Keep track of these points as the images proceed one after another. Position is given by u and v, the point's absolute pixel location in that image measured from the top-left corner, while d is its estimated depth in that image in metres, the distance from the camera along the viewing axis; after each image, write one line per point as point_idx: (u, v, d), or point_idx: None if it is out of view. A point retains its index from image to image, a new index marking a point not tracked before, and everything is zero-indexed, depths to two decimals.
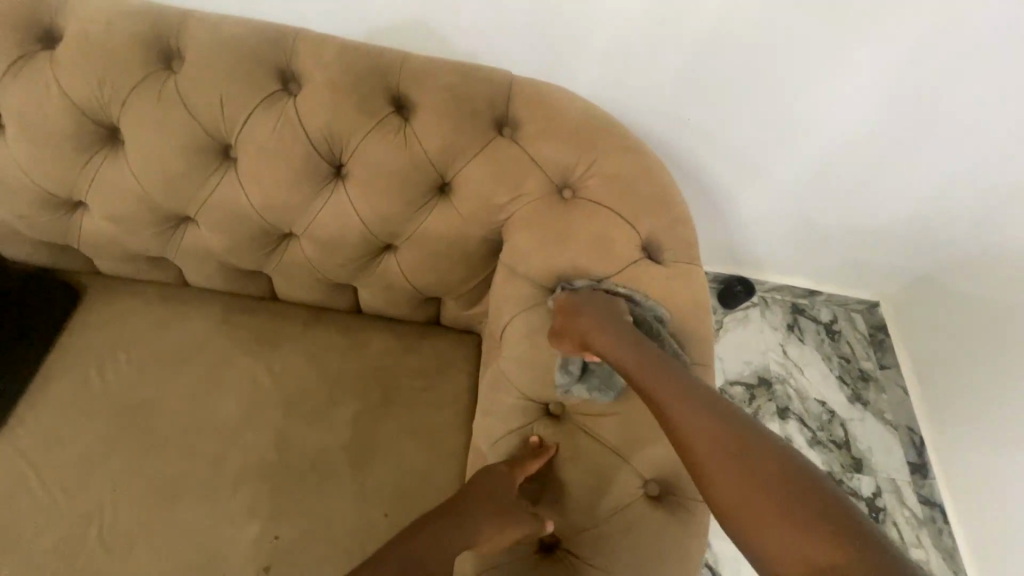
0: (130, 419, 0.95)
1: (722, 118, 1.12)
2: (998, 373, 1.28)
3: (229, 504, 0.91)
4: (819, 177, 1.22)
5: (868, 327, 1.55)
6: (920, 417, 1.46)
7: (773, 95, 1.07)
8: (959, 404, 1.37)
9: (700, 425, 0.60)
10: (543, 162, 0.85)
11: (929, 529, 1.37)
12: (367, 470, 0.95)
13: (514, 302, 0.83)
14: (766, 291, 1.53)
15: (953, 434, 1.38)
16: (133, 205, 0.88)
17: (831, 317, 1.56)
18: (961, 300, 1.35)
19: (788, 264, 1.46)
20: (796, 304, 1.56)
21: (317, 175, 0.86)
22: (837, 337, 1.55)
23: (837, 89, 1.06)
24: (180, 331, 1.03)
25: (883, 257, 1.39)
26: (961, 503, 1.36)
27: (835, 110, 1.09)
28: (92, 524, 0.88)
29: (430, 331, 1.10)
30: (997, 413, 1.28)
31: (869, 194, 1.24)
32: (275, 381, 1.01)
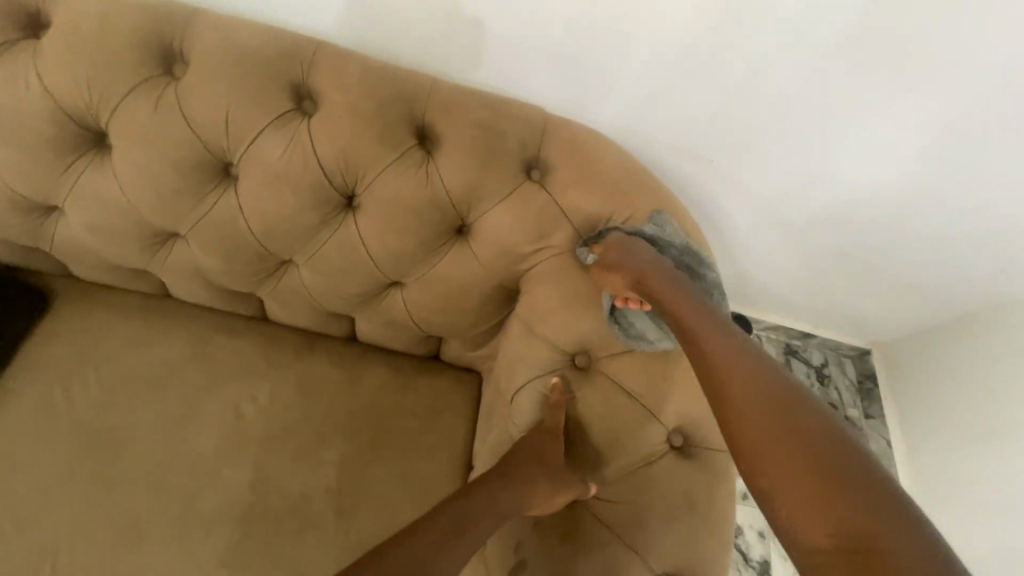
0: (96, 445, 0.87)
1: (748, 168, 1.04)
2: (989, 443, 1.21)
3: (200, 548, 0.84)
4: (840, 235, 1.16)
5: (857, 374, 1.54)
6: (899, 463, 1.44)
7: (804, 153, 1.00)
8: (941, 459, 1.33)
9: (757, 391, 0.57)
10: (573, 214, 0.79)
11: None
12: (351, 519, 0.89)
13: (531, 364, 0.77)
14: (761, 330, 1.51)
15: (929, 477, 1.36)
16: (119, 217, 0.79)
17: (822, 360, 1.55)
18: (961, 368, 1.30)
19: (789, 309, 1.44)
20: (790, 344, 1.54)
21: (326, 204, 0.78)
22: (827, 382, 1.53)
23: (879, 156, 0.98)
24: (159, 350, 0.95)
25: (886, 311, 1.36)
26: None
27: (867, 178, 1.02)
28: (44, 562, 0.80)
29: (428, 367, 1.03)
30: (981, 479, 1.22)
31: (887, 255, 1.19)
32: (259, 413, 0.94)
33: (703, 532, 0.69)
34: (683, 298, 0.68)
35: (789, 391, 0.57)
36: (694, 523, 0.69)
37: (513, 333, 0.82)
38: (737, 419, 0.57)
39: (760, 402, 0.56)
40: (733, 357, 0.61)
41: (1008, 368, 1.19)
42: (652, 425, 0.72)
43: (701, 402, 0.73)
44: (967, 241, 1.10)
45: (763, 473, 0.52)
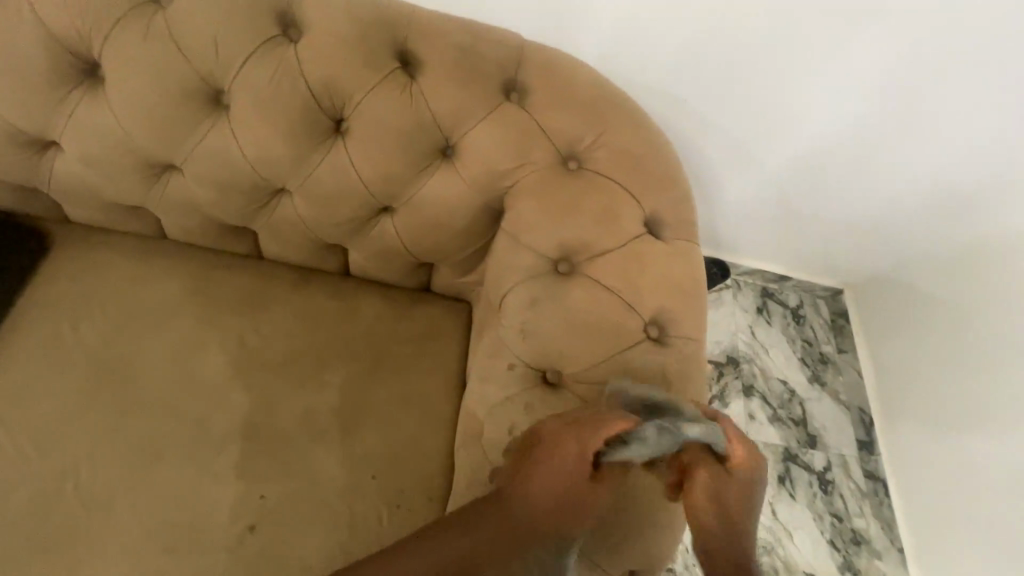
0: (106, 376, 0.91)
1: (718, 104, 1.15)
2: (959, 368, 1.34)
3: (215, 464, 0.90)
4: (806, 172, 1.28)
5: (830, 313, 1.64)
6: (873, 401, 1.56)
7: (771, 88, 1.11)
8: (927, 396, 1.41)
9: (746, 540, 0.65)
10: (551, 131, 0.84)
11: (870, 502, 1.48)
12: (356, 435, 0.95)
13: (517, 272, 0.82)
14: (739, 274, 1.60)
15: (915, 411, 1.44)
16: (116, 149, 0.82)
17: (797, 302, 1.65)
18: (926, 299, 1.41)
19: (765, 248, 1.51)
20: (766, 288, 1.64)
21: (316, 129, 0.82)
22: (802, 322, 1.64)
23: (832, 93, 1.11)
24: (159, 287, 0.99)
25: (856, 243, 1.45)
26: (907, 472, 1.45)
27: (826, 108, 1.14)
28: (68, 480, 0.85)
29: (420, 298, 1.09)
30: (956, 403, 1.34)
31: (851, 193, 1.31)
32: (261, 342, 0.99)
33: None
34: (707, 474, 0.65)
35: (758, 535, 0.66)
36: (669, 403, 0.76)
37: (498, 248, 0.86)
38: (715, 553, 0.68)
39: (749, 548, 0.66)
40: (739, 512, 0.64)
41: (972, 295, 1.31)
42: (631, 318, 0.78)
43: (672, 297, 0.80)
44: (918, 167, 1.23)
45: None
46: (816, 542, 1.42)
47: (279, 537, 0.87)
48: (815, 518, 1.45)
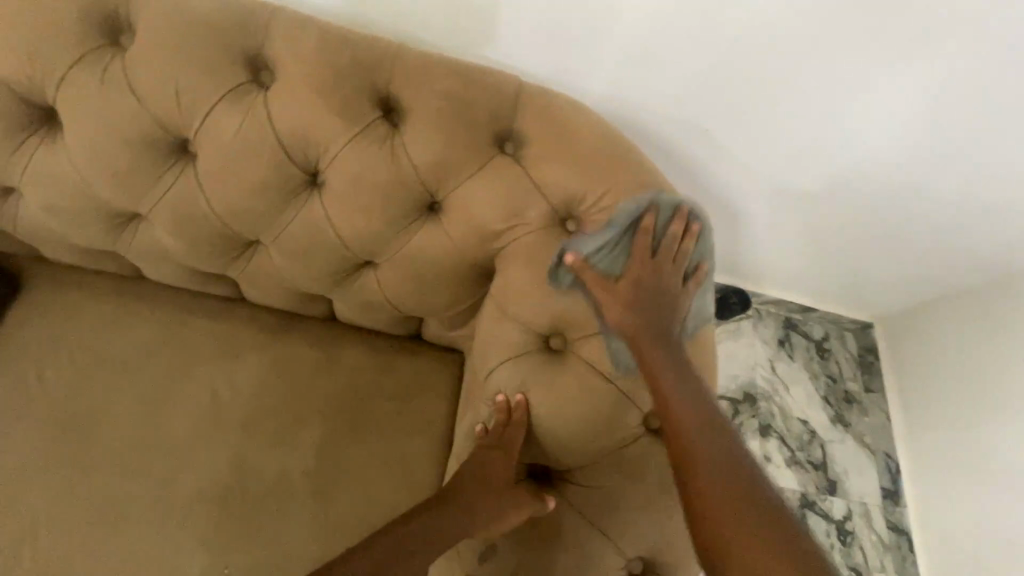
0: (68, 431, 0.86)
1: (747, 141, 1.00)
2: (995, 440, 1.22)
3: (178, 530, 0.84)
4: (839, 216, 1.15)
5: (857, 348, 1.52)
6: (899, 435, 1.45)
7: (810, 128, 0.96)
8: (954, 433, 1.31)
9: (692, 408, 0.65)
10: (547, 189, 0.76)
11: (892, 555, 1.37)
12: (330, 500, 0.89)
13: (501, 348, 0.74)
14: (760, 303, 1.47)
15: (939, 447, 1.35)
16: (77, 198, 0.77)
17: (823, 334, 1.52)
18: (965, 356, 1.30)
19: (786, 280, 1.39)
20: (789, 318, 1.51)
21: (288, 181, 0.75)
22: (827, 356, 1.51)
23: (878, 137, 0.96)
24: (132, 332, 0.93)
25: (887, 278, 1.32)
26: (926, 509, 1.37)
27: (858, 144, 0.98)
28: (21, 545, 0.80)
29: (409, 347, 1.02)
30: (990, 476, 1.23)
31: (888, 238, 1.19)
32: (235, 396, 0.92)
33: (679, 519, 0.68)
34: (648, 312, 0.70)
35: (713, 419, 0.65)
36: (667, 507, 0.67)
37: (486, 314, 0.78)
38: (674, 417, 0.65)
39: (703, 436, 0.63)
40: (665, 364, 0.67)
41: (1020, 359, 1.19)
42: (627, 409, 0.69)
43: None
44: (965, 205, 1.06)
45: (717, 544, 0.57)
46: None
47: None
48: None
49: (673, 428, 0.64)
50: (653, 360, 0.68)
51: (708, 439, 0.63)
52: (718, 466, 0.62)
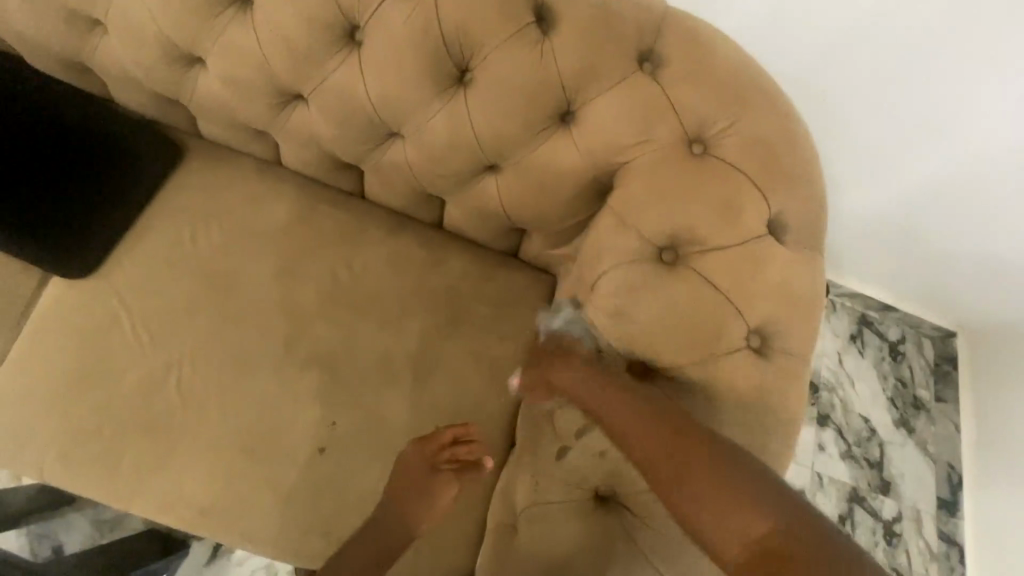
0: (215, 284, 0.98)
1: (870, 115, 1.05)
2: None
3: (297, 384, 0.94)
4: (956, 207, 1.16)
5: (934, 356, 1.63)
6: (966, 453, 1.54)
7: (939, 120, 1.01)
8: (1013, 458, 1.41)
9: (642, 430, 0.69)
10: (682, 110, 0.78)
11: (939, 564, 1.49)
12: (426, 383, 0.97)
13: (616, 255, 0.78)
14: (838, 296, 1.62)
15: (1004, 474, 1.43)
16: (253, 72, 0.86)
17: (898, 337, 1.65)
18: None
19: (875, 275, 1.45)
20: (866, 316, 1.64)
21: (441, 76, 0.81)
22: (899, 359, 1.64)
23: (1007, 137, 0.99)
24: (270, 209, 1.04)
25: (981, 291, 1.35)
26: (977, 519, 1.48)
27: (991, 137, 1.01)
28: (171, 371, 0.92)
29: (508, 262, 1.08)
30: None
31: (1000, 240, 1.18)
32: (353, 279, 1.02)
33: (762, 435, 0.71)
34: (574, 369, 0.76)
35: (665, 418, 0.69)
36: (757, 418, 0.72)
37: (603, 224, 0.82)
38: (631, 437, 0.69)
39: (665, 450, 0.67)
40: (621, 419, 0.71)
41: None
42: (732, 319, 0.72)
43: (784, 309, 0.73)
44: None
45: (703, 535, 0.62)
46: None
47: (344, 464, 0.91)
48: None
49: (637, 457, 0.69)
50: (591, 382, 0.74)
51: (699, 496, 0.63)
52: (655, 438, 0.68)
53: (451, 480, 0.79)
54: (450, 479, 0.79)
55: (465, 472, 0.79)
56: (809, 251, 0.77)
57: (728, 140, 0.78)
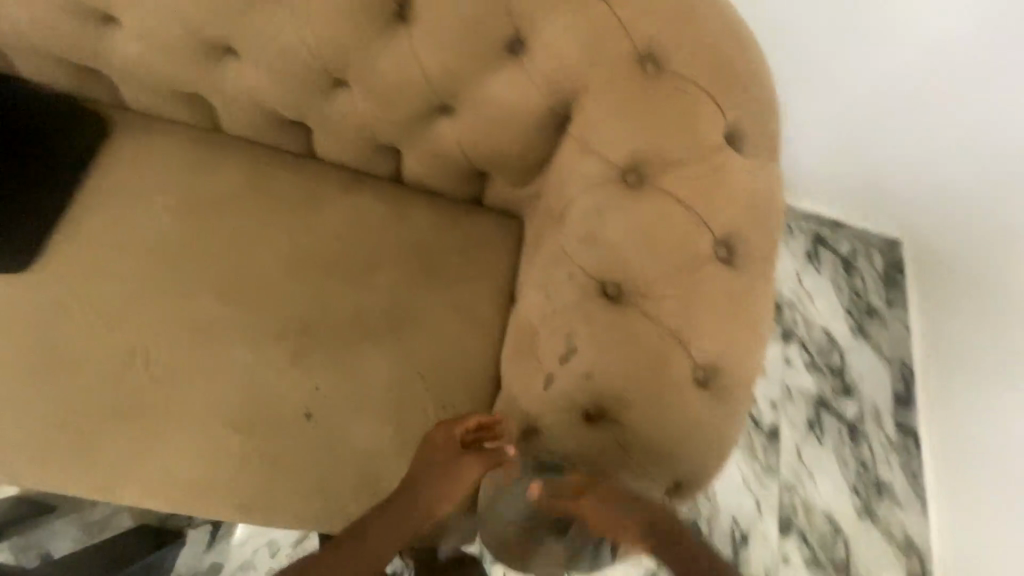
0: (169, 260, 0.94)
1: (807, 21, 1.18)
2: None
3: (272, 352, 0.92)
4: (881, 113, 1.34)
5: (885, 266, 1.72)
6: (915, 351, 1.67)
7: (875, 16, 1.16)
8: (958, 352, 1.54)
9: (627, 517, 0.68)
10: (632, 27, 0.77)
11: (899, 453, 1.60)
12: (405, 336, 0.96)
13: (581, 181, 0.79)
14: (793, 217, 1.70)
15: (951, 366, 1.56)
16: (178, 28, 0.83)
17: (851, 250, 1.73)
18: (1009, 285, 1.41)
19: (822, 190, 1.60)
20: (820, 235, 1.72)
21: (380, 14, 0.79)
22: (853, 272, 1.73)
23: (929, 28, 1.17)
24: (218, 178, 0.99)
25: (910, 196, 1.53)
26: (931, 410, 1.60)
27: (916, 31, 1.17)
28: (137, 354, 0.89)
29: (473, 209, 1.07)
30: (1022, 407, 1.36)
31: (916, 140, 1.38)
32: (315, 240, 0.99)
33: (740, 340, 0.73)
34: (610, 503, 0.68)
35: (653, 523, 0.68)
36: (736, 325, 0.72)
37: (565, 153, 0.81)
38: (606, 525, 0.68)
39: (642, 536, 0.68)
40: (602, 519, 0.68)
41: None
42: (701, 231, 0.74)
43: (747, 216, 0.75)
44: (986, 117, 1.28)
45: None
46: (839, 486, 1.56)
47: (332, 424, 0.90)
48: (840, 464, 1.58)
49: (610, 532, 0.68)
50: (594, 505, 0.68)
51: None
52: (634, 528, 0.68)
53: (475, 460, 0.70)
54: (475, 464, 0.70)
55: (488, 456, 0.70)
56: (766, 158, 0.79)
57: (681, 55, 0.77)
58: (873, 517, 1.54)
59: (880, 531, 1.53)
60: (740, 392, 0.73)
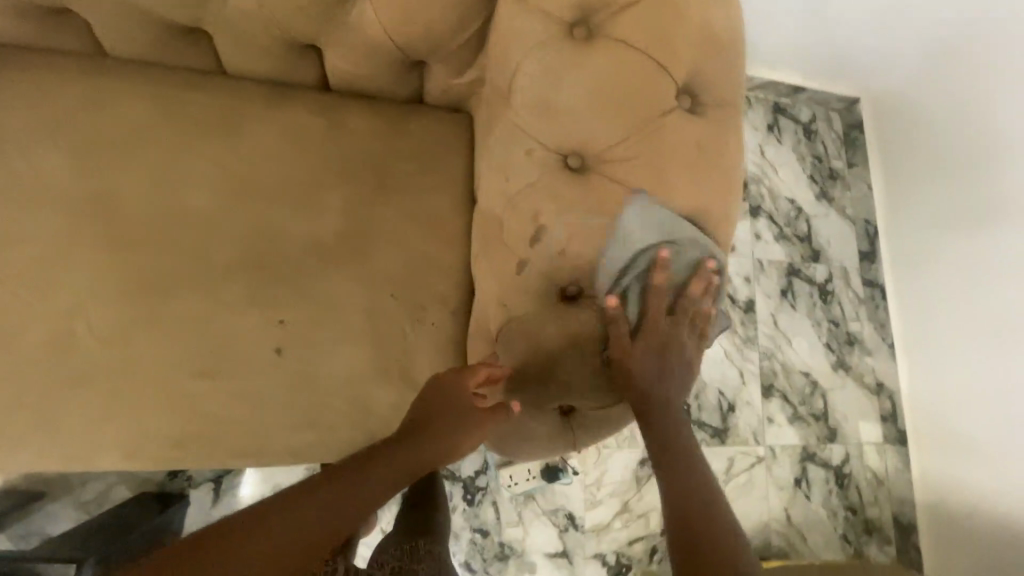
0: (85, 211, 0.83)
1: None
2: (996, 217, 1.37)
3: (225, 293, 0.85)
4: None
5: (842, 126, 1.74)
6: (878, 209, 1.68)
7: None
8: (923, 206, 1.55)
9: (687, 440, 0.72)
10: None
11: (866, 306, 1.67)
12: (366, 255, 0.90)
13: (524, 43, 0.70)
14: (752, 89, 1.63)
15: (914, 220, 1.58)
16: None
17: (810, 117, 1.71)
18: (963, 128, 1.41)
19: (780, 55, 1.51)
20: (779, 104, 1.69)
21: None
22: (813, 137, 1.71)
23: None
24: (118, 109, 0.87)
25: (870, 46, 1.46)
26: (897, 265, 1.64)
27: None
28: (75, 317, 0.81)
29: (415, 108, 0.97)
30: (983, 247, 1.40)
31: None
32: (245, 166, 0.89)
33: (713, 193, 0.69)
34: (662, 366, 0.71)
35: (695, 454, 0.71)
36: (708, 176, 0.69)
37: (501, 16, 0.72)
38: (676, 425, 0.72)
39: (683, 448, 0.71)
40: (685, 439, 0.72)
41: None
42: (661, 79, 0.68)
43: (706, 57, 0.69)
44: None
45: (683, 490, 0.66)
46: (813, 345, 1.62)
47: (306, 356, 0.86)
48: (814, 325, 1.64)
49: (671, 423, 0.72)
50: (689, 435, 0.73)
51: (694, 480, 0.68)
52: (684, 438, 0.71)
53: (493, 414, 0.74)
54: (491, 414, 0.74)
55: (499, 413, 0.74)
56: None
57: None
58: (845, 369, 1.63)
59: (851, 380, 1.63)
60: (716, 248, 0.71)
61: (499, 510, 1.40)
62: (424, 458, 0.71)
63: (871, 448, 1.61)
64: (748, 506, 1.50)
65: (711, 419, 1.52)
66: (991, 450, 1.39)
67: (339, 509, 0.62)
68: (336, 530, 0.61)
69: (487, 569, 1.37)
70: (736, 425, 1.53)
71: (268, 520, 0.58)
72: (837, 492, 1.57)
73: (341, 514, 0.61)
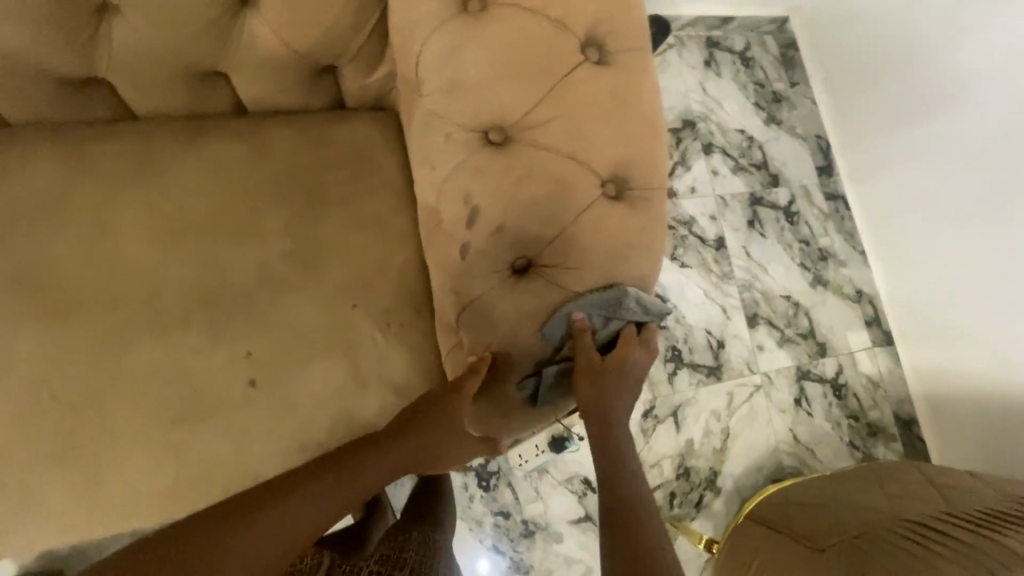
0: (23, 285, 0.82)
1: None
2: (951, 102, 1.40)
3: (185, 338, 0.84)
4: None
5: (779, 48, 1.73)
6: (827, 121, 1.70)
7: None
8: (872, 107, 1.56)
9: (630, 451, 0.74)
10: None
11: (833, 220, 1.69)
12: (318, 271, 0.89)
13: (420, 27, 0.69)
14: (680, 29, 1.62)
15: (865, 125, 1.60)
16: None
17: (744, 45, 1.71)
18: (901, 22, 1.43)
19: None
20: (711, 38, 1.68)
21: None
22: (751, 64, 1.71)
23: None
24: (34, 175, 0.85)
25: None
26: (856, 173, 1.66)
27: None
28: (38, 391, 0.80)
29: (337, 115, 0.96)
30: (939, 134, 1.43)
31: None
32: (177, 207, 0.88)
33: (637, 139, 0.69)
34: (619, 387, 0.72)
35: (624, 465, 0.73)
36: (628, 123, 0.69)
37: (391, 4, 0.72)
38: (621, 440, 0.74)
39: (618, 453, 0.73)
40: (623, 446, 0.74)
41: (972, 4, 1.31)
42: (562, 36, 0.68)
43: (602, 7, 0.70)
44: None
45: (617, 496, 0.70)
46: (788, 268, 1.65)
47: (279, 382, 0.86)
48: (785, 248, 1.66)
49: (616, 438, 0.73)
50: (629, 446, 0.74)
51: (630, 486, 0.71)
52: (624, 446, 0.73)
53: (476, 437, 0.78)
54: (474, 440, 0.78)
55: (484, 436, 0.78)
56: None
57: None
58: (823, 285, 1.66)
59: (831, 294, 1.66)
60: (653, 193, 0.71)
61: (515, 490, 1.42)
62: (404, 463, 0.73)
63: (862, 354, 1.64)
64: (754, 435, 1.53)
65: (704, 358, 1.54)
66: (977, 330, 1.43)
67: (321, 507, 0.64)
68: (310, 532, 0.63)
69: (515, 548, 1.39)
70: (729, 359, 1.56)
71: (255, 517, 0.60)
72: (837, 403, 1.61)
73: (319, 517, 0.64)
